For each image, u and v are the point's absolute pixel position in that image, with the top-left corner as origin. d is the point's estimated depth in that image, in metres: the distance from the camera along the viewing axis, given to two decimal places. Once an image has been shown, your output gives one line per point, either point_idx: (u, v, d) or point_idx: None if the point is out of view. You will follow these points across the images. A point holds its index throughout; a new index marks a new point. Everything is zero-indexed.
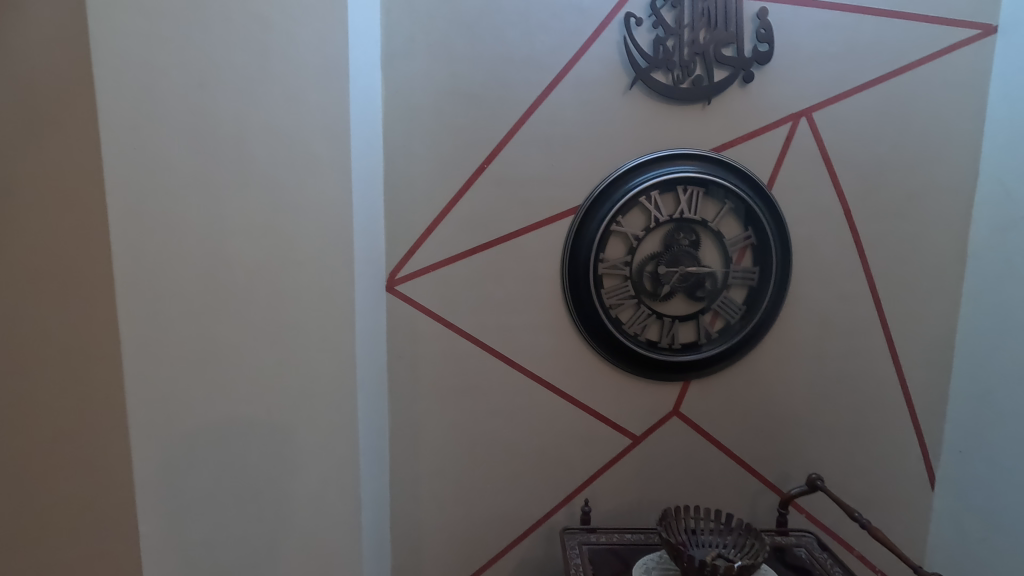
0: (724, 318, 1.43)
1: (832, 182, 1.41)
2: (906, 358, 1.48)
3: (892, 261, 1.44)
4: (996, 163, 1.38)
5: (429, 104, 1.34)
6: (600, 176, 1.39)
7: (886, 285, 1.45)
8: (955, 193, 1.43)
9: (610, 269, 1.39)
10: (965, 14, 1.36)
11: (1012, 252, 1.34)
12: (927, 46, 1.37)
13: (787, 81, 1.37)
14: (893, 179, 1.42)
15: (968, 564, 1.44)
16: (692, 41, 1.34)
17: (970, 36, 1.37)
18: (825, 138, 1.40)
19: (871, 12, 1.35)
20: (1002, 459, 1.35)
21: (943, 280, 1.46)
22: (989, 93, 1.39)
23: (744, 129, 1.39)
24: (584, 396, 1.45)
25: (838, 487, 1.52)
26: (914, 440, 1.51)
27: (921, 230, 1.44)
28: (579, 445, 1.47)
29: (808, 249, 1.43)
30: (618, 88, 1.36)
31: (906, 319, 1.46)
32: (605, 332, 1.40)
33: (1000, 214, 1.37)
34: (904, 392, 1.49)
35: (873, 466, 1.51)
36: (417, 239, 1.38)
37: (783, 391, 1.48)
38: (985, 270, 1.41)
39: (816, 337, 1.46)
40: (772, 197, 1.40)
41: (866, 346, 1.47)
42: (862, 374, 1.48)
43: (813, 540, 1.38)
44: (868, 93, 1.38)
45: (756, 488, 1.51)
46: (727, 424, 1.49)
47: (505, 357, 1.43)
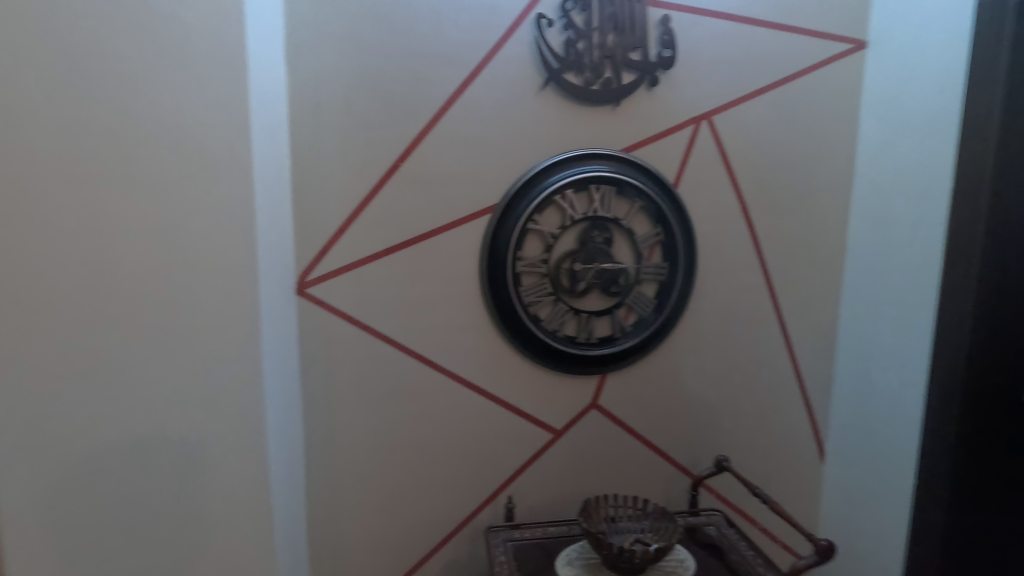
0: (637, 312, 1.49)
1: (731, 182, 1.51)
2: (798, 344, 1.61)
3: (784, 255, 1.56)
4: (868, 165, 1.52)
5: (338, 99, 1.28)
6: (516, 175, 1.40)
7: (780, 277, 1.57)
8: (836, 192, 1.57)
9: (528, 266, 1.41)
10: (840, 28, 1.50)
11: (882, 244, 1.49)
12: (809, 57, 1.49)
13: (688, 85, 1.45)
14: (783, 179, 1.54)
15: (851, 528, 1.59)
16: (601, 43, 1.38)
17: (845, 50, 1.51)
18: (724, 140, 1.49)
19: (762, 24, 1.46)
20: (877, 431, 1.51)
21: (828, 272, 1.59)
22: (861, 101, 1.54)
23: (652, 131, 1.45)
24: (505, 393, 1.46)
25: (743, 467, 1.62)
26: (807, 418, 1.65)
27: (808, 227, 1.57)
28: (501, 443, 1.47)
29: (711, 245, 1.52)
30: (532, 88, 1.38)
31: (797, 308, 1.59)
32: (523, 329, 1.42)
33: (871, 212, 1.52)
34: (797, 374, 1.62)
35: (772, 445, 1.64)
36: (329, 239, 1.32)
37: (692, 379, 1.56)
38: (861, 261, 1.55)
39: (719, 327, 1.56)
40: (678, 196, 1.47)
41: (764, 334, 1.58)
42: (761, 360, 1.59)
43: (722, 517, 1.47)
44: (760, 98, 1.49)
45: (670, 473, 1.59)
46: (642, 414, 1.55)
47: (424, 358, 1.41)
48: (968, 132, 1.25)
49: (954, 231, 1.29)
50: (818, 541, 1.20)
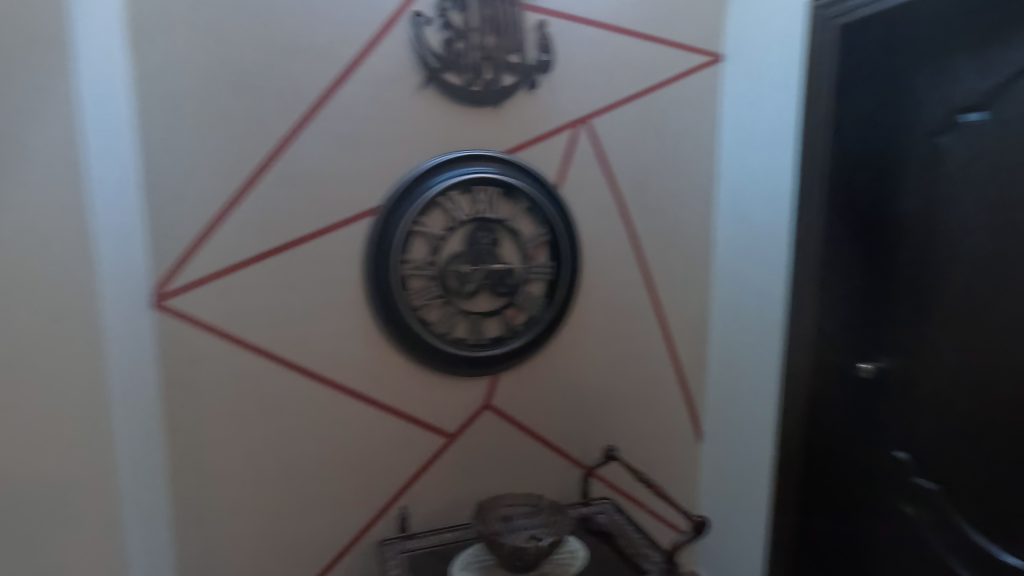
0: (526, 312, 1.51)
1: (609, 183, 1.58)
2: (675, 335, 1.71)
3: (660, 252, 1.66)
4: (729, 167, 1.65)
5: (194, 93, 1.18)
6: (399, 175, 1.36)
7: (657, 272, 1.67)
8: (702, 192, 1.69)
9: (414, 269, 1.38)
10: (700, 41, 1.61)
11: (741, 240, 1.62)
12: (675, 66, 1.60)
13: (566, 89, 1.49)
14: (658, 180, 1.63)
15: (725, 503, 1.73)
16: (480, 45, 1.38)
17: (704, 62, 1.63)
18: (601, 143, 1.55)
19: (631, 33, 1.54)
20: (743, 412, 1.64)
21: (699, 266, 1.71)
22: (719, 108, 1.66)
23: (533, 133, 1.47)
24: (394, 401, 1.42)
25: (630, 454, 1.71)
26: (685, 404, 1.76)
27: (680, 225, 1.68)
28: (391, 453, 1.43)
29: (592, 243, 1.58)
30: (411, 86, 1.35)
31: (673, 301, 1.70)
32: (411, 334, 1.38)
33: (732, 211, 1.65)
34: (675, 363, 1.73)
35: (656, 432, 1.73)
36: (190, 246, 1.21)
37: (580, 374, 1.62)
38: (725, 256, 1.68)
39: (603, 322, 1.62)
40: (561, 196, 1.51)
41: (644, 327, 1.67)
42: (642, 352, 1.68)
43: (611, 505, 1.54)
44: (633, 104, 1.57)
45: (562, 467, 1.63)
46: (534, 411, 1.57)
47: (305, 370, 1.33)
48: (805, 139, 1.39)
49: (798, 228, 1.43)
50: (693, 517, 1.30)
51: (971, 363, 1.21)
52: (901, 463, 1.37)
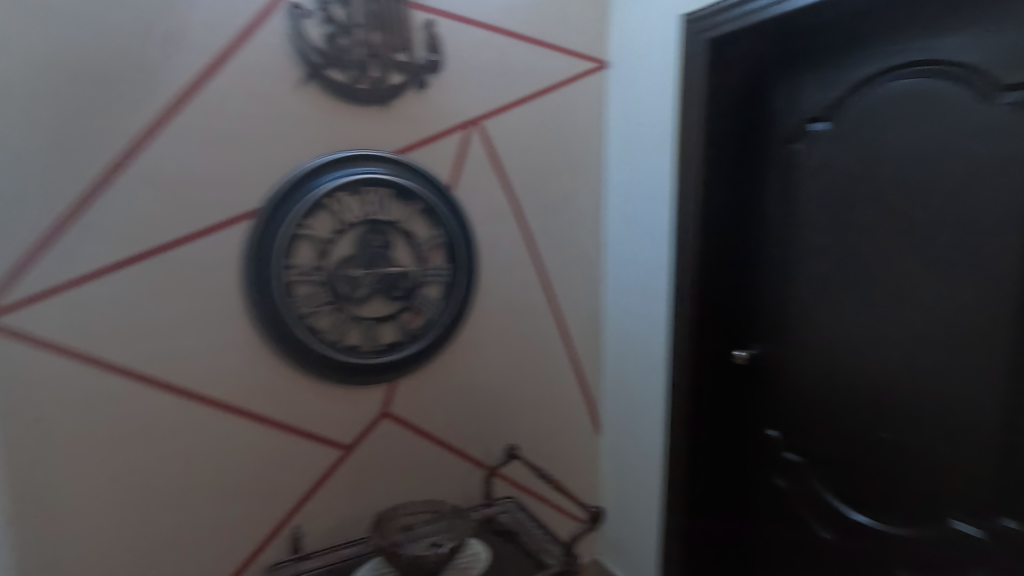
0: (423, 315, 1.48)
1: (503, 185, 1.59)
2: (571, 332, 1.77)
3: (554, 251, 1.70)
4: (616, 170, 1.72)
5: (27, 82, 1.04)
6: (280, 176, 1.28)
7: (552, 272, 1.71)
8: (593, 194, 1.75)
9: (301, 275, 1.30)
10: (585, 48, 1.67)
11: (629, 240, 1.70)
12: (563, 71, 1.64)
13: (457, 90, 1.48)
14: (550, 182, 1.67)
15: (622, 491, 1.80)
16: (365, 41, 1.33)
17: (591, 68, 1.69)
18: (494, 144, 1.56)
19: (520, 38, 1.56)
20: (635, 403, 1.72)
21: (592, 265, 1.78)
22: (606, 113, 1.73)
23: (424, 133, 1.45)
24: (282, 415, 1.34)
25: (532, 452, 1.73)
26: (583, 399, 1.82)
27: (572, 226, 1.73)
28: (281, 471, 1.35)
29: (488, 244, 1.59)
30: (290, 82, 1.27)
31: (568, 300, 1.75)
32: (298, 344, 1.31)
33: (620, 212, 1.72)
34: (573, 360, 1.78)
35: (556, 427, 1.77)
36: (27, 255, 1.06)
37: (480, 375, 1.62)
38: (615, 255, 1.76)
39: (502, 322, 1.64)
40: (455, 198, 1.50)
41: (542, 326, 1.71)
42: (541, 350, 1.71)
43: (514, 503, 1.55)
44: (524, 107, 1.59)
45: (465, 470, 1.62)
46: (434, 416, 1.55)
47: (176, 388, 1.22)
48: (682, 144, 1.48)
49: (678, 228, 1.52)
50: (589, 509, 1.34)
51: (824, 345, 1.36)
52: (772, 439, 1.50)
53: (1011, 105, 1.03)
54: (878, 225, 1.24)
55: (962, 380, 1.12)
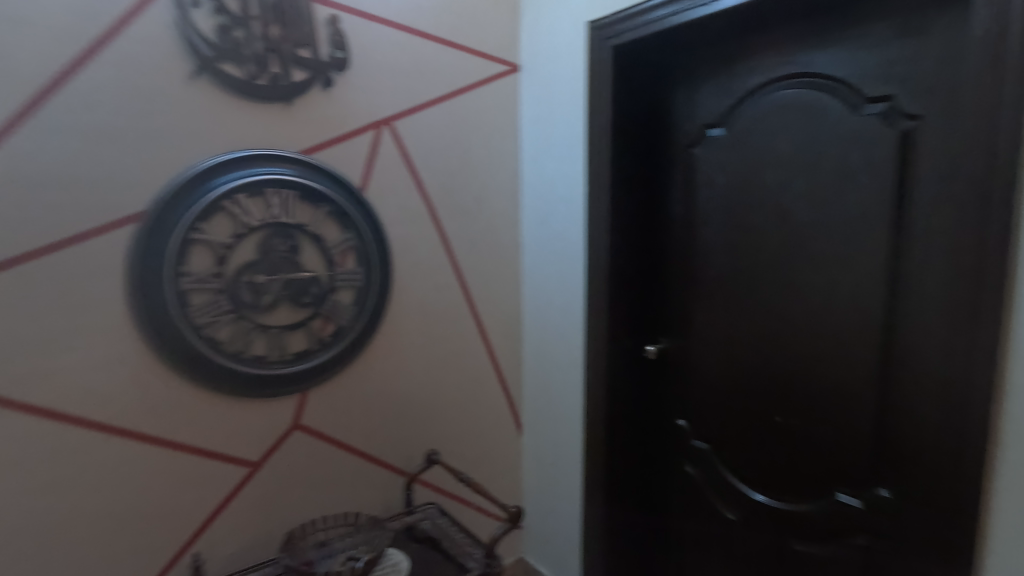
0: (334, 322, 1.42)
1: (417, 187, 1.57)
2: (491, 333, 1.77)
3: (470, 254, 1.70)
4: (531, 172, 1.75)
5: None
6: (170, 176, 1.19)
7: (470, 274, 1.70)
8: (508, 195, 1.76)
9: (196, 283, 1.21)
10: (497, 50, 1.68)
11: (544, 241, 1.73)
12: (475, 73, 1.64)
13: (365, 89, 1.44)
14: (465, 184, 1.67)
15: (544, 488, 1.83)
16: (263, 35, 1.27)
17: (503, 71, 1.70)
18: (406, 145, 1.53)
19: (430, 38, 1.54)
20: (554, 401, 1.75)
21: (509, 266, 1.79)
22: (521, 115, 1.75)
23: (332, 133, 1.40)
24: (177, 435, 1.24)
25: (453, 456, 1.72)
26: (504, 400, 1.82)
27: (489, 228, 1.73)
28: (179, 494, 1.26)
29: (402, 247, 1.56)
30: (179, 76, 1.19)
31: (487, 301, 1.75)
32: (194, 357, 1.22)
33: (535, 213, 1.75)
34: (493, 361, 1.78)
35: (477, 430, 1.77)
36: None
37: (398, 381, 1.58)
38: (532, 257, 1.78)
39: (419, 326, 1.61)
40: (366, 200, 1.46)
41: (460, 328, 1.70)
42: (460, 353, 1.70)
43: (436, 509, 1.53)
44: (436, 107, 1.58)
45: (383, 479, 1.58)
46: (349, 425, 1.50)
47: (50, 411, 1.10)
48: (591, 147, 1.53)
49: (589, 229, 1.56)
50: (507, 509, 1.34)
51: (725, 337, 1.45)
52: (682, 429, 1.58)
53: (875, 115, 1.14)
54: (768, 225, 1.33)
55: (841, 366, 1.23)
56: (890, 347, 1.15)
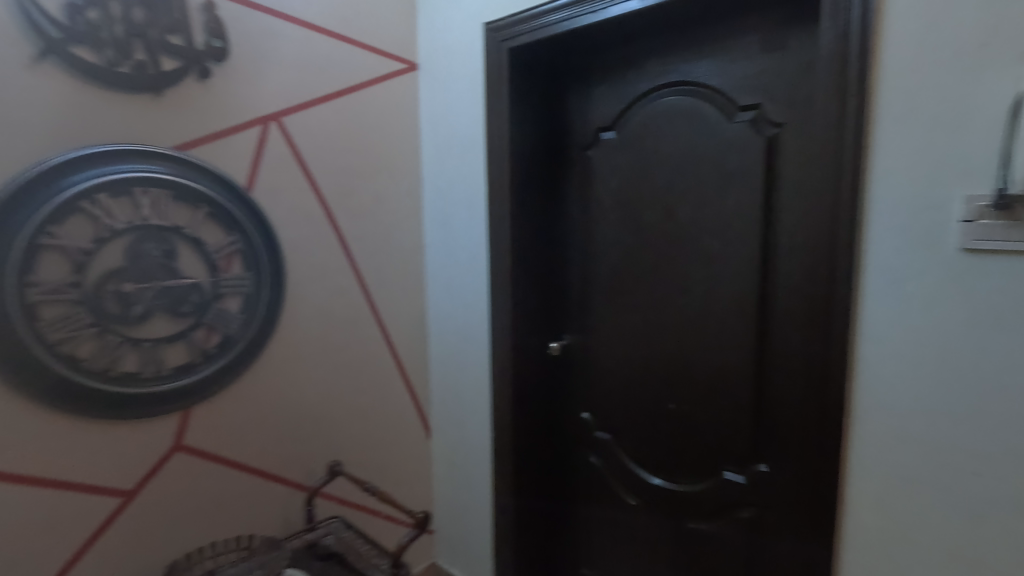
0: (219, 332, 1.32)
1: (310, 186, 1.49)
2: (395, 337, 1.72)
3: (371, 256, 1.64)
4: (431, 173, 1.72)
5: None
6: (11, 173, 1.04)
7: (371, 277, 1.65)
8: (410, 195, 1.73)
9: (48, 294, 1.08)
10: (393, 47, 1.64)
11: (447, 241, 1.71)
12: (371, 69, 1.59)
13: (248, 82, 1.35)
14: (363, 184, 1.61)
15: (454, 490, 1.82)
16: (124, 17, 1.15)
17: (400, 68, 1.66)
18: (297, 142, 1.45)
19: (320, 31, 1.47)
20: (462, 402, 1.74)
21: (412, 268, 1.75)
22: (420, 114, 1.72)
23: (211, 128, 1.30)
24: (27, 469, 1.09)
25: (358, 465, 1.66)
26: (412, 404, 1.79)
27: (390, 229, 1.69)
28: (31, 535, 1.11)
29: (296, 250, 1.47)
30: (19, 59, 1.04)
31: (390, 304, 1.70)
32: (48, 377, 1.07)
33: (438, 214, 1.72)
34: (398, 365, 1.74)
35: (383, 437, 1.72)
36: None
37: (295, 391, 1.50)
38: (435, 258, 1.75)
39: (317, 333, 1.53)
40: (252, 200, 1.36)
41: (362, 333, 1.64)
42: (363, 359, 1.65)
43: (340, 522, 1.46)
44: (329, 104, 1.51)
45: (281, 496, 1.49)
46: (240, 442, 1.40)
47: None
48: (490, 147, 1.53)
49: (491, 229, 1.57)
50: (415, 515, 1.31)
51: (621, 331, 1.51)
52: (586, 422, 1.64)
53: (745, 122, 1.24)
54: (656, 223, 1.41)
55: (723, 353, 1.33)
56: (765, 334, 1.26)
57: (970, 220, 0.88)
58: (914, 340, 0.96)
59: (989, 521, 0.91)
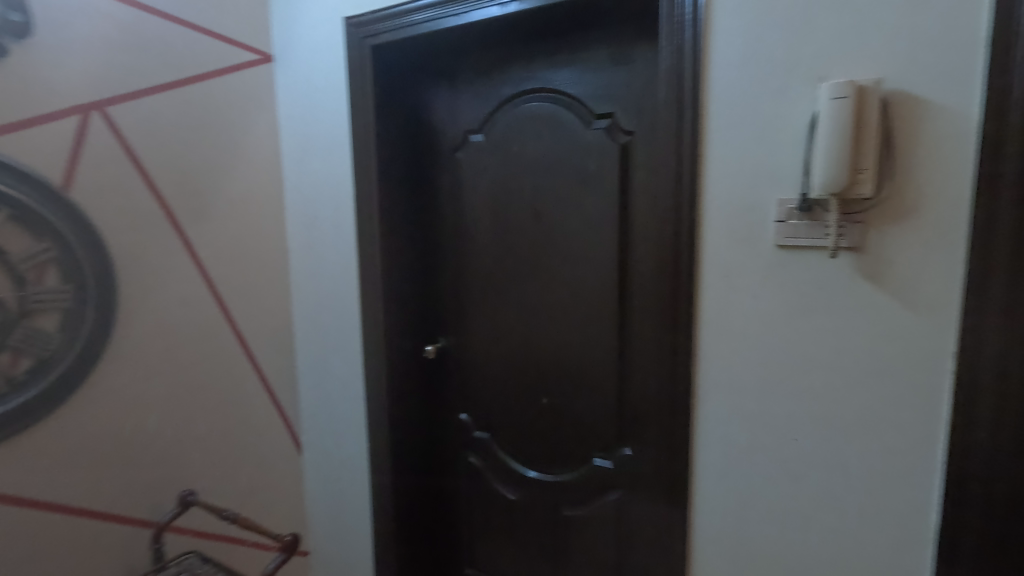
0: (31, 356, 1.13)
1: (147, 185, 1.33)
2: (256, 349, 1.60)
3: (225, 262, 1.51)
4: (292, 172, 1.61)
5: None
6: None
7: (225, 285, 1.51)
8: (268, 196, 1.61)
9: None
10: (243, 36, 1.51)
11: (312, 245, 1.61)
12: (216, 59, 1.46)
13: (61, 65, 1.18)
14: (212, 184, 1.47)
15: (329, 505, 1.73)
16: None
17: (252, 59, 1.54)
18: (127, 136, 1.29)
19: (152, 12, 1.32)
20: (335, 414, 1.66)
21: (274, 274, 1.63)
22: (277, 110, 1.60)
23: (12, 115, 1.11)
24: None
25: (216, 492, 1.51)
26: (279, 420, 1.67)
27: (247, 232, 1.56)
28: None
29: (130, 257, 1.31)
30: None
31: (248, 314, 1.57)
32: None
33: (301, 217, 1.62)
34: (261, 379, 1.61)
35: (246, 458, 1.58)
36: None
37: (134, 416, 1.33)
38: (300, 264, 1.65)
39: (159, 350, 1.37)
40: (71, 201, 1.19)
41: (216, 347, 1.50)
42: (218, 375, 1.50)
43: (197, 557, 1.35)
44: (166, 95, 1.36)
45: (121, 536, 1.31)
46: (63, 479, 1.21)
47: None
48: (356, 147, 1.48)
49: (360, 232, 1.51)
50: (281, 538, 1.23)
51: (493, 330, 1.54)
52: (465, 423, 1.64)
53: (601, 129, 1.32)
54: (524, 224, 1.45)
55: (588, 346, 1.40)
56: (624, 327, 1.35)
57: (782, 221, 1.02)
58: (744, 327, 1.08)
59: (805, 479, 1.06)
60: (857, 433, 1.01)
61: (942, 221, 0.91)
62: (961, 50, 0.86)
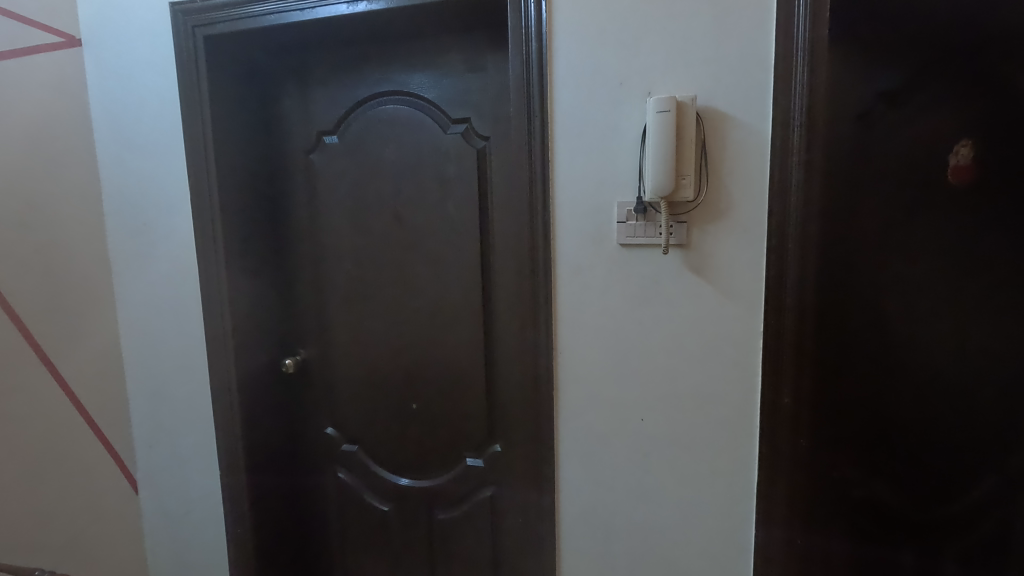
0: None
1: None
2: (74, 377, 1.38)
3: (28, 276, 1.28)
4: (110, 173, 1.42)
5: None
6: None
7: (30, 304, 1.28)
8: (83, 201, 1.39)
9: None
10: (40, 14, 1.29)
11: (141, 256, 1.43)
12: (6, 39, 1.22)
13: None
14: (6, 188, 1.23)
15: (173, 542, 1.55)
16: None
17: (53, 43, 1.33)
18: None
19: None
20: (178, 441, 1.49)
21: (93, 288, 1.42)
22: (89, 102, 1.40)
23: None
24: None
25: (29, 547, 1.28)
26: (107, 455, 1.46)
27: (56, 243, 1.34)
28: None
29: None
30: None
31: (62, 337, 1.35)
32: None
33: (125, 223, 1.43)
34: (82, 412, 1.39)
35: (68, 503, 1.36)
36: None
37: None
38: (126, 275, 1.46)
39: None
40: None
41: (21, 378, 1.26)
42: (23, 414, 1.26)
43: None
44: None
45: None
46: None
47: None
48: (191, 147, 1.34)
49: (199, 241, 1.37)
50: None
51: (358, 338, 1.49)
52: (330, 437, 1.57)
53: (458, 134, 1.34)
54: (385, 229, 1.43)
55: (455, 349, 1.41)
56: (489, 328, 1.38)
57: (623, 222, 1.12)
58: (595, 320, 1.17)
59: (653, 454, 1.18)
60: (693, 408, 1.14)
61: (747, 220, 1.06)
62: (754, 75, 1.02)
